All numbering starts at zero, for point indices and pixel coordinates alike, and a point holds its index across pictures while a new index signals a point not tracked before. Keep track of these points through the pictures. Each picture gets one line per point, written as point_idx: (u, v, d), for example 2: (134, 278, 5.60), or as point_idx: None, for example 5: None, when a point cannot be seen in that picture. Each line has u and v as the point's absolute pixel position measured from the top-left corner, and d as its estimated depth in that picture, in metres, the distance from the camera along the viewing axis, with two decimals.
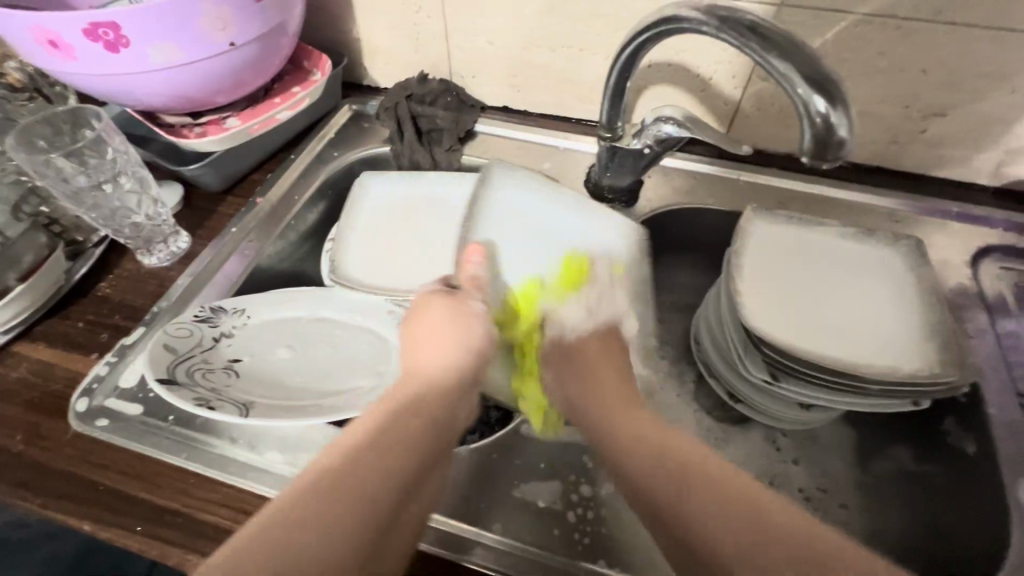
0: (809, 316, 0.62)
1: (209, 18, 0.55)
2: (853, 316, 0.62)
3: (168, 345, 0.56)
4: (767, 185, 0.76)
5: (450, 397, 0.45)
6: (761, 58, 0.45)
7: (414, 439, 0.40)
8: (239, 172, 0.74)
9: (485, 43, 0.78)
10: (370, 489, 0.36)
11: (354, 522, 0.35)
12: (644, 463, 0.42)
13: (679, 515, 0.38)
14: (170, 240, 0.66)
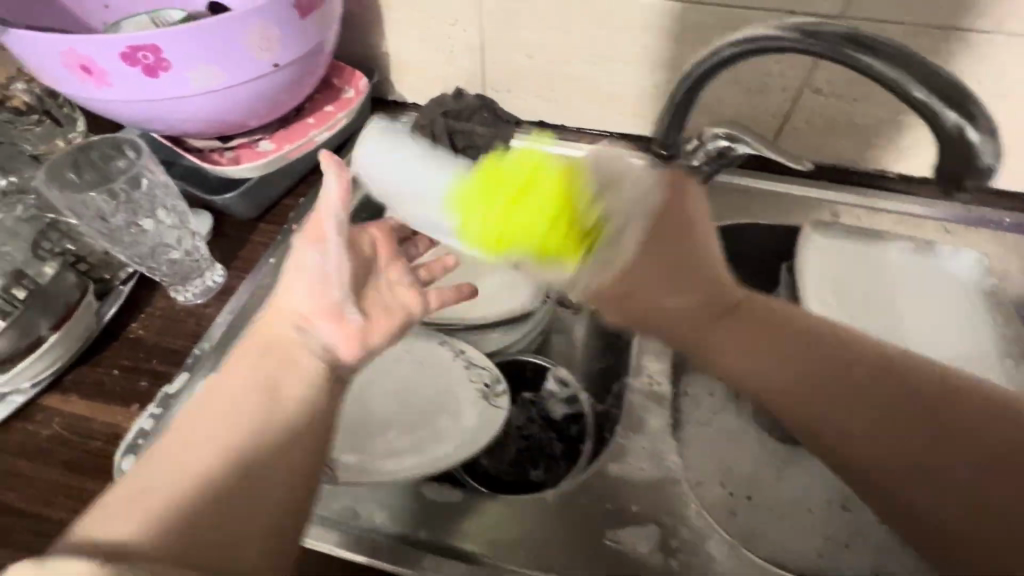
0: (879, 334, 0.61)
1: (254, 36, 0.51)
2: (924, 332, 0.61)
3: None
4: (816, 197, 0.75)
5: (274, 349, 0.40)
6: (871, 66, 0.42)
7: (243, 380, 0.38)
8: (271, 198, 0.70)
9: (524, 56, 0.75)
10: (213, 435, 0.35)
11: (207, 457, 0.34)
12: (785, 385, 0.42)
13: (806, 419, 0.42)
14: (206, 273, 0.62)
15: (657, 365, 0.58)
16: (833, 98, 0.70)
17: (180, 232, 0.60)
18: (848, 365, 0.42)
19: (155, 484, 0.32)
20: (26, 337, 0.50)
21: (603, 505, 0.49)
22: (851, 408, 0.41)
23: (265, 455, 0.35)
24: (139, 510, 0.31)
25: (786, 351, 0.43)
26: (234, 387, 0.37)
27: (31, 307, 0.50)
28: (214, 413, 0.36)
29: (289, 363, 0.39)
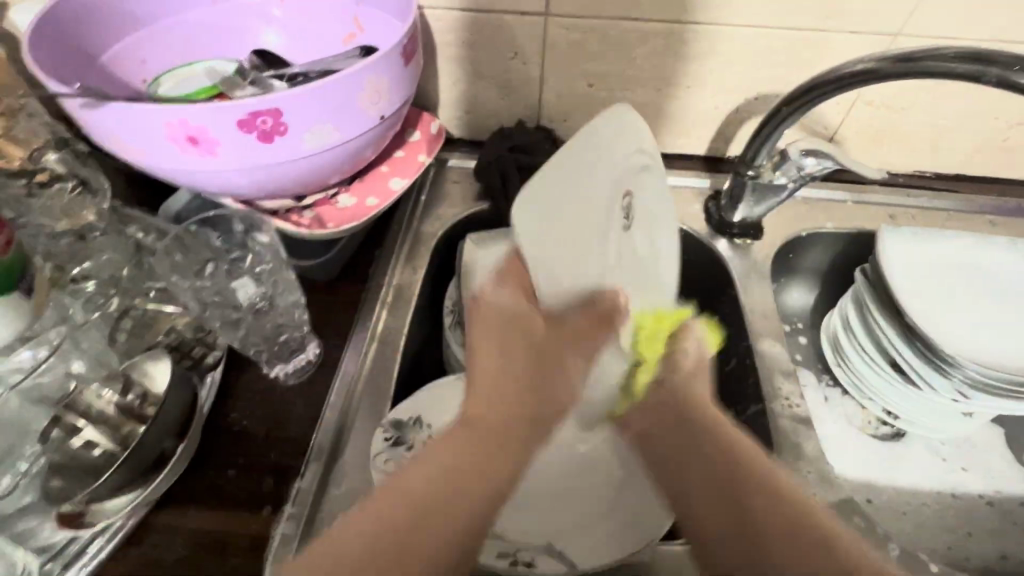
0: (967, 327, 0.67)
1: (367, 92, 0.48)
2: (1003, 320, 0.67)
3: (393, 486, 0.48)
4: (872, 202, 0.78)
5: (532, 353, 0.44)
6: (1013, 74, 0.47)
7: (477, 395, 0.40)
8: (349, 255, 0.65)
9: (584, 85, 0.74)
10: (419, 493, 0.37)
11: (415, 484, 0.37)
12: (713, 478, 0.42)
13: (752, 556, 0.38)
14: (306, 345, 0.56)
15: (788, 386, 0.59)
16: (882, 109, 0.74)
17: (295, 307, 0.55)
18: (751, 476, 0.41)
19: (385, 523, 0.36)
20: (152, 455, 0.45)
21: None
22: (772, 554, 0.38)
23: (456, 493, 0.37)
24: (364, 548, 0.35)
25: (706, 481, 0.42)
26: (501, 402, 0.40)
27: (155, 424, 0.45)
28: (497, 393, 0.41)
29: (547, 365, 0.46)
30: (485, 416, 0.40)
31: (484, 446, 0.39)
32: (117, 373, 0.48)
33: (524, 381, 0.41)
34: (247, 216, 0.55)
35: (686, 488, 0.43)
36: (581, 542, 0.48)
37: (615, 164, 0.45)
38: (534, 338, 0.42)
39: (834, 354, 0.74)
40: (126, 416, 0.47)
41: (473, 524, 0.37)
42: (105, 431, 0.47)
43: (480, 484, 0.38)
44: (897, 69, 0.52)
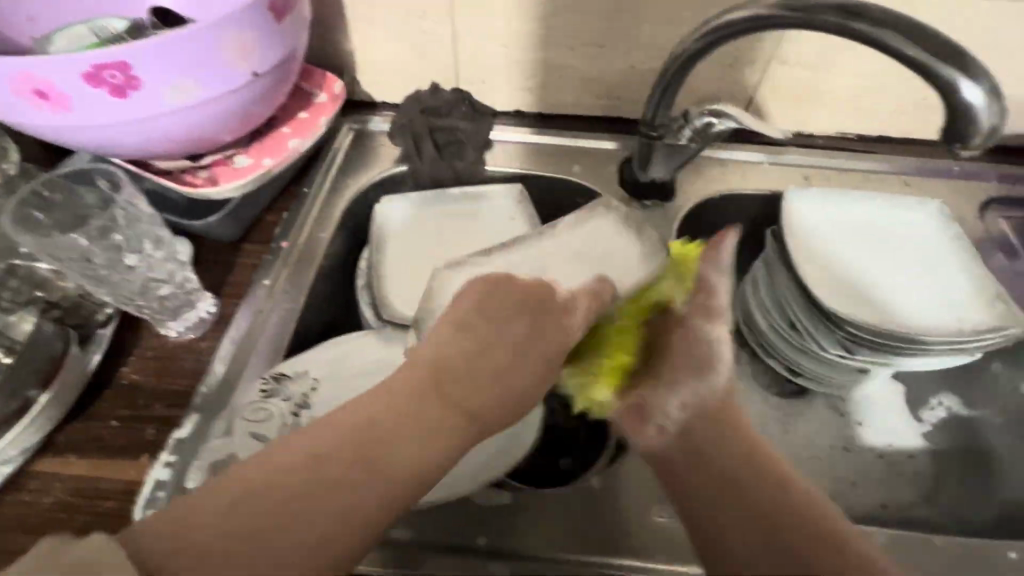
0: (863, 286, 0.67)
1: (230, 46, 0.48)
2: (897, 277, 0.68)
3: (253, 434, 0.50)
4: (789, 163, 0.78)
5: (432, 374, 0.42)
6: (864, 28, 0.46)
7: (398, 423, 0.40)
8: (253, 216, 0.66)
9: (497, 46, 0.74)
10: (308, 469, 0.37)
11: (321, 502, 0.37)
12: (745, 541, 0.39)
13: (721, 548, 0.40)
14: (196, 303, 0.57)
15: None
16: (798, 68, 0.73)
17: (172, 262, 0.56)
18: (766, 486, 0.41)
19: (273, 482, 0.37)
20: (16, 403, 0.47)
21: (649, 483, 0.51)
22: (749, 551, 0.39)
23: (365, 498, 0.37)
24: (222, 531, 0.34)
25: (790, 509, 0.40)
26: (359, 432, 0.39)
27: (17, 370, 0.48)
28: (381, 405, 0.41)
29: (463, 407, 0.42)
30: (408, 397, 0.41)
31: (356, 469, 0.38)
32: None
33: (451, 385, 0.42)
34: (112, 173, 0.55)
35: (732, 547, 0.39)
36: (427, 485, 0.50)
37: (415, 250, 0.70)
38: (509, 379, 0.43)
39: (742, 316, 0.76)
40: None
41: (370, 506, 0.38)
42: None
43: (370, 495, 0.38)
44: (776, 19, 0.51)
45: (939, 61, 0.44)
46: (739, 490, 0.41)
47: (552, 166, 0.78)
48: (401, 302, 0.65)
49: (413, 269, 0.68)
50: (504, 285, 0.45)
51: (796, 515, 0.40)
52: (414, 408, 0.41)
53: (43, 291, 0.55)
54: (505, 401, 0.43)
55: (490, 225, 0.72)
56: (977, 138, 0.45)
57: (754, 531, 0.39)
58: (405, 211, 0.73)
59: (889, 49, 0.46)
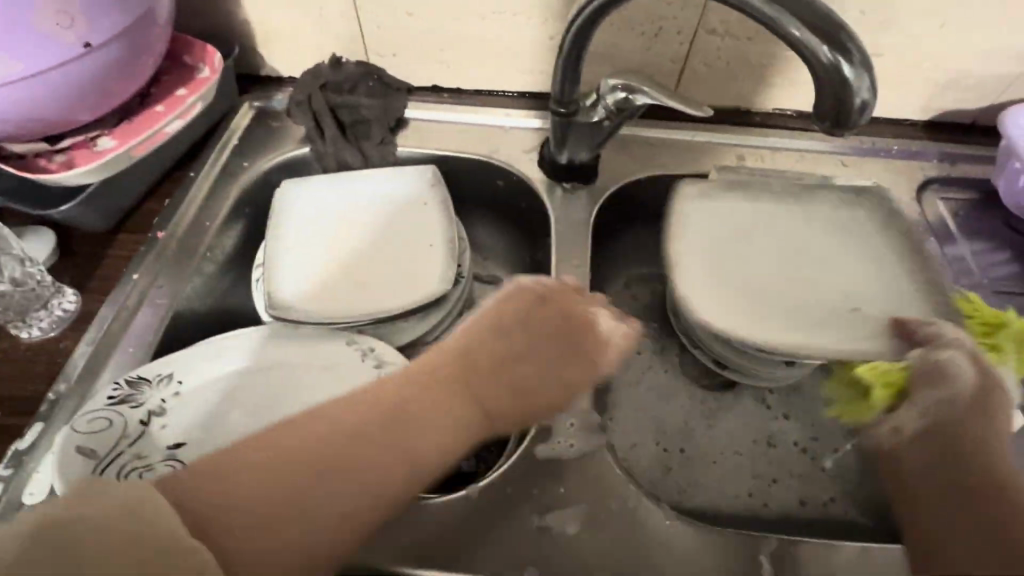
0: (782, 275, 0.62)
1: (48, 14, 0.44)
2: (823, 268, 0.62)
3: (82, 449, 0.47)
4: (723, 142, 0.74)
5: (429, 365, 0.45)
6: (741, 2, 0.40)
7: (427, 412, 0.42)
8: (129, 203, 0.61)
9: (403, 15, 0.68)
10: (265, 468, 0.35)
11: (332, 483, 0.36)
12: (476, 422, 0.44)
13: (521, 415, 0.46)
14: (51, 300, 0.53)
15: None
16: (727, 39, 0.68)
17: (8, 262, 0.50)
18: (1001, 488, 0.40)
19: (272, 456, 0.36)
20: None
21: (530, 491, 0.47)
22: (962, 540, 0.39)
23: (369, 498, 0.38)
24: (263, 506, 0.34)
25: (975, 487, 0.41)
26: (410, 417, 0.41)
27: None
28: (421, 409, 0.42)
29: (420, 458, 0.40)
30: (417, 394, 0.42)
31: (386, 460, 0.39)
32: None
33: (473, 380, 0.45)
34: None
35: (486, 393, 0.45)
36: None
37: (309, 239, 0.65)
38: (516, 372, 0.46)
39: (670, 305, 0.72)
40: None
41: (322, 509, 0.36)
42: None
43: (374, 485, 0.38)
44: None
45: (816, 40, 0.38)
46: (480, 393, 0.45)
47: (469, 147, 0.73)
48: (295, 296, 0.60)
49: (310, 260, 0.63)
50: (534, 302, 0.49)
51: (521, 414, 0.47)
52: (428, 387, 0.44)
53: None
54: (518, 407, 0.46)
55: (391, 204, 0.67)
56: (854, 115, 0.40)
57: (509, 399, 0.46)
58: (307, 194, 0.67)
59: (769, 24, 0.40)
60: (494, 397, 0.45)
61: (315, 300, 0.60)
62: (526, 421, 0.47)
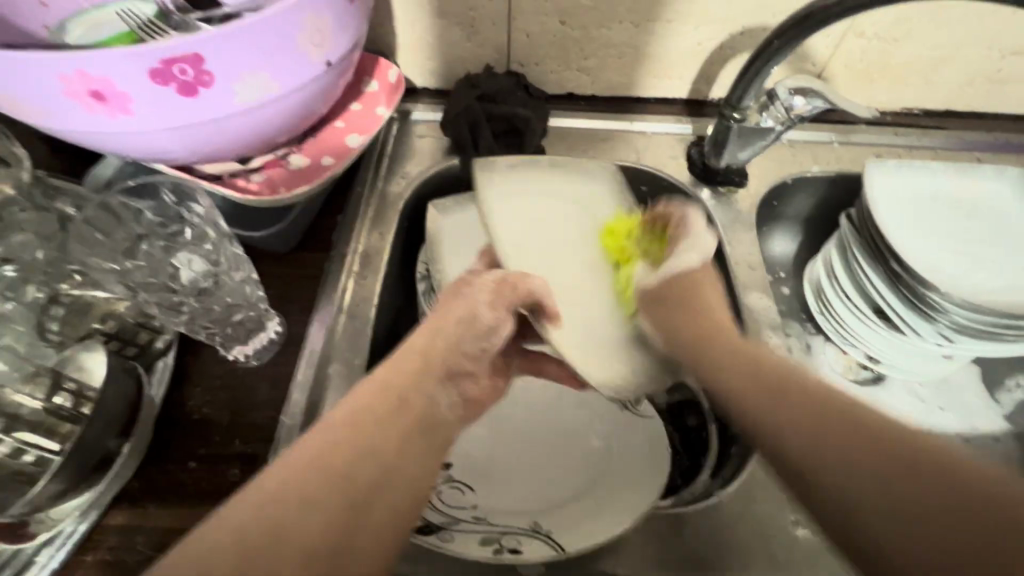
0: (951, 252, 0.64)
1: (308, 31, 0.42)
2: (984, 245, 0.64)
3: None
4: (860, 144, 0.75)
5: (366, 442, 0.36)
6: None
7: (340, 496, 0.33)
8: (308, 221, 0.59)
9: (555, 23, 0.66)
10: (250, 530, 0.30)
11: (319, 501, 0.33)
12: (322, 491, 0.33)
13: (377, 482, 0.35)
14: (266, 323, 0.51)
15: (775, 340, 0.60)
16: (877, 42, 0.68)
17: (246, 282, 0.49)
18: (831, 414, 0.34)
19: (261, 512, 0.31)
20: (97, 456, 0.40)
21: (777, 493, 0.47)
22: (916, 518, 0.28)
23: (369, 519, 0.34)
24: (245, 527, 0.30)
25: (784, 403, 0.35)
26: (357, 439, 0.36)
27: (95, 420, 0.40)
28: (312, 466, 0.34)
29: (348, 518, 0.33)
30: (343, 465, 0.35)
31: (361, 484, 0.34)
32: (44, 370, 0.43)
33: (357, 456, 0.36)
34: (182, 184, 0.48)
35: (358, 440, 0.36)
36: (567, 518, 0.45)
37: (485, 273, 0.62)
38: (367, 450, 0.36)
39: (816, 301, 0.71)
40: (58, 419, 0.41)
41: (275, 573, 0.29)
42: (37, 437, 0.41)
43: (378, 513, 0.34)
44: None
45: None
46: (411, 436, 0.39)
47: (613, 156, 0.73)
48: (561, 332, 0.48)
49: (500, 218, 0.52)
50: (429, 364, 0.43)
51: (377, 477, 0.36)
52: (354, 483, 0.34)
53: (109, 321, 0.48)
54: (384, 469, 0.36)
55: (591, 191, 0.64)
56: None
57: (343, 452, 0.35)
58: (461, 214, 0.65)
59: None
60: (384, 487, 0.35)
61: (573, 323, 0.49)
62: (392, 484, 0.36)
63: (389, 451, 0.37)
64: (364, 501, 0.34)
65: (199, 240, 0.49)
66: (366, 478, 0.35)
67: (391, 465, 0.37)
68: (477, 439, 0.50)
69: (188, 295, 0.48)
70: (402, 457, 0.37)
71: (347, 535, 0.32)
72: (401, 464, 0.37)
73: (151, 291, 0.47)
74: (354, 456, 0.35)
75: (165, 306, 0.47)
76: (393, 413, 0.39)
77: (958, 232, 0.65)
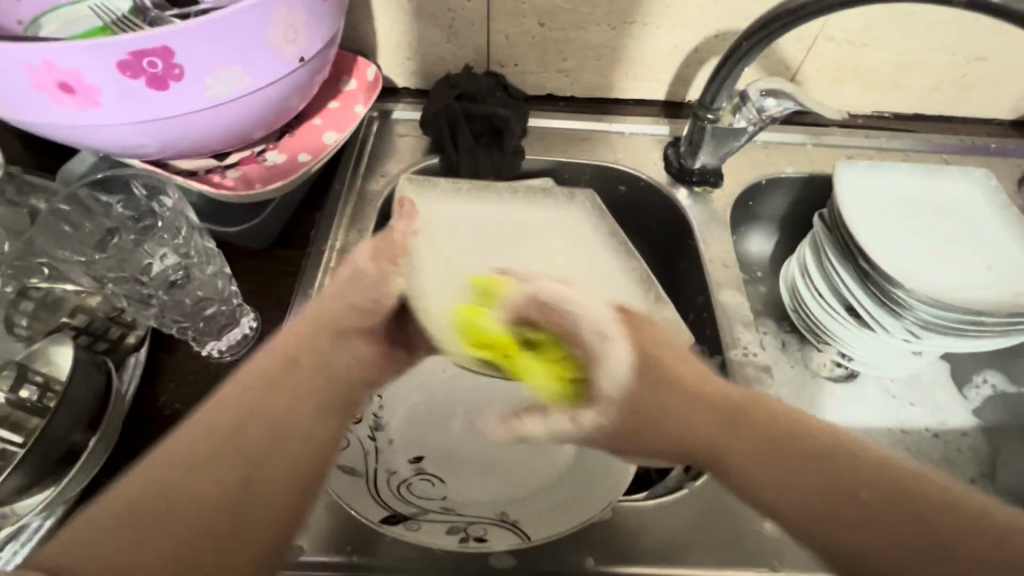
0: (918, 250, 0.65)
1: (281, 27, 0.42)
2: (950, 244, 0.66)
3: (342, 468, 0.44)
4: (832, 146, 0.77)
5: (246, 419, 0.33)
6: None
7: (217, 482, 0.31)
8: (286, 218, 0.59)
9: (533, 24, 0.67)
10: (116, 532, 0.28)
11: (194, 491, 0.30)
12: (200, 480, 0.30)
13: (261, 458, 0.32)
14: (239, 319, 0.51)
15: (747, 336, 0.60)
16: (846, 46, 0.70)
17: (219, 277, 0.49)
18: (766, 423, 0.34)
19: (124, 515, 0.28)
20: (60, 451, 0.39)
21: None
22: (844, 517, 0.31)
23: (257, 499, 0.31)
24: (113, 534, 0.28)
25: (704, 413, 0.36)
26: (238, 418, 0.33)
27: (59, 414, 0.39)
28: (188, 454, 0.31)
29: (230, 503, 0.30)
30: (221, 447, 0.32)
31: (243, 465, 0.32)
32: (9, 364, 0.42)
33: (240, 435, 0.33)
34: (149, 176, 0.48)
35: (238, 418, 0.33)
36: (539, 510, 0.45)
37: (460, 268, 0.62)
38: (249, 427, 0.33)
39: (790, 300, 0.73)
40: (24, 413, 0.41)
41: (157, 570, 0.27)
42: (0, 430, 0.40)
43: (269, 493, 0.32)
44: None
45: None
46: (307, 400, 0.36)
47: (592, 156, 0.74)
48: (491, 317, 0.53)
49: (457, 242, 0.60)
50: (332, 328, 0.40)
51: (263, 452, 0.33)
52: (236, 465, 0.32)
53: (78, 315, 0.48)
54: (273, 442, 0.33)
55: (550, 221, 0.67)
56: None
57: (221, 433, 0.32)
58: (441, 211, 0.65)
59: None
60: (270, 461, 0.33)
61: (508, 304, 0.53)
62: (279, 458, 0.33)
63: (277, 421, 0.34)
64: (247, 484, 0.31)
65: (169, 232, 0.49)
66: (250, 456, 0.32)
67: (280, 438, 0.34)
68: (452, 434, 0.50)
69: (157, 288, 0.48)
70: (297, 426, 0.35)
71: (232, 522, 0.30)
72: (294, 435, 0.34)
73: (119, 283, 0.47)
74: (235, 437, 0.32)
75: (135, 298, 0.47)
76: (280, 380, 0.36)
77: (924, 231, 0.67)
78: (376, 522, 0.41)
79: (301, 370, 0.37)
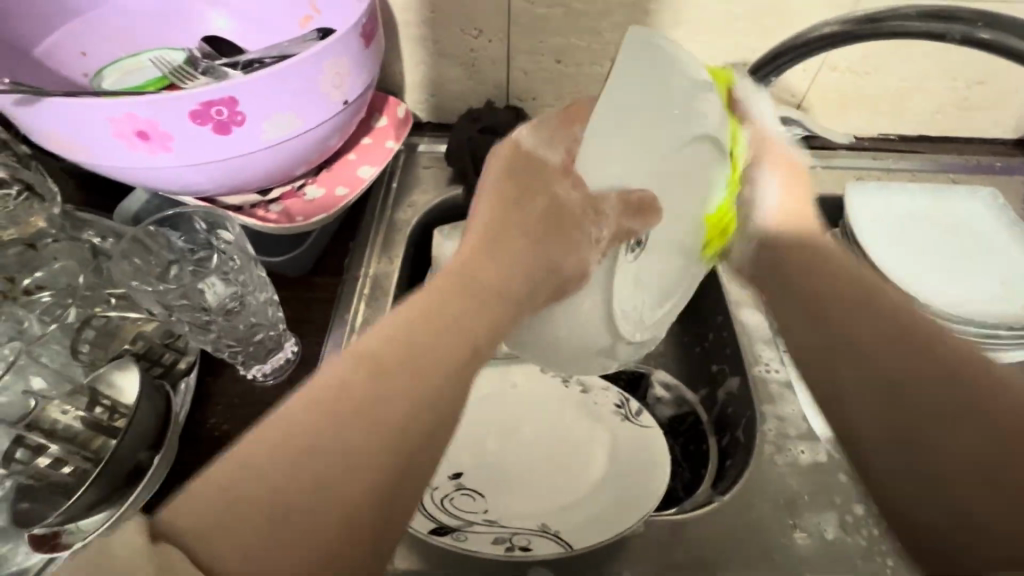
0: (930, 268, 0.67)
1: (330, 75, 0.46)
2: (962, 261, 0.68)
3: None
4: (840, 168, 0.79)
5: (383, 387, 0.30)
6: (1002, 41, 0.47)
7: (358, 451, 0.28)
8: (321, 248, 0.62)
9: (551, 61, 0.71)
10: (253, 513, 0.26)
11: (328, 455, 0.28)
12: (338, 452, 0.28)
13: (398, 430, 0.30)
14: (283, 344, 0.53)
15: (768, 353, 0.60)
16: (850, 74, 0.73)
17: (268, 304, 0.52)
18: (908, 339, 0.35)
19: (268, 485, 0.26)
20: (127, 468, 0.42)
21: (774, 498, 0.49)
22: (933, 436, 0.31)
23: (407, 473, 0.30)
24: (249, 524, 0.25)
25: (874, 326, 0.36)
26: (374, 378, 0.31)
27: (129, 434, 0.42)
28: (322, 431, 0.28)
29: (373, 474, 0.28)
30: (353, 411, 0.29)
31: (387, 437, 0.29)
32: (80, 387, 0.45)
33: (370, 402, 0.30)
34: (208, 214, 0.52)
35: (373, 383, 0.30)
36: (575, 522, 0.47)
37: None
38: (388, 387, 0.31)
39: None
40: (92, 432, 0.44)
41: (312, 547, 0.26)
42: (72, 449, 0.43)
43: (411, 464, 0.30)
44: (860, 31, 0.50)
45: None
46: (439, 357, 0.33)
47: None
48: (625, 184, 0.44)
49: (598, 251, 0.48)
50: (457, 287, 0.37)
51: (401, 417, 0.30)
52: (375, 437, 0.29)
53: (137, 342, 0.51)
54: (410, 407, 0.31)
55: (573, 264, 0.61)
56: None
57: (357, 402, 0.30)
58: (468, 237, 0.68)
59: None
60: (406, 424, 0.30)
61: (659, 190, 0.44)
62: (414, 424, 0.30)
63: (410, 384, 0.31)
64: (386, 457, 0.29)
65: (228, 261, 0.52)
66: (391, 426, 0.30)
67: (418, 400, 0.31)
68: (485, 451, 0.52)
69: (217, 313, 0.51)
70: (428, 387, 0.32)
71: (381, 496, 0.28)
72: (424, 401, 0.31)
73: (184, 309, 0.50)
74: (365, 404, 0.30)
75: (197, 326, 0.50)
76: (408, 343, 0.33)
77: (934, 249, 0.69)
78: (424, 532, 0.44)
79: (426, 325, 0.34)
